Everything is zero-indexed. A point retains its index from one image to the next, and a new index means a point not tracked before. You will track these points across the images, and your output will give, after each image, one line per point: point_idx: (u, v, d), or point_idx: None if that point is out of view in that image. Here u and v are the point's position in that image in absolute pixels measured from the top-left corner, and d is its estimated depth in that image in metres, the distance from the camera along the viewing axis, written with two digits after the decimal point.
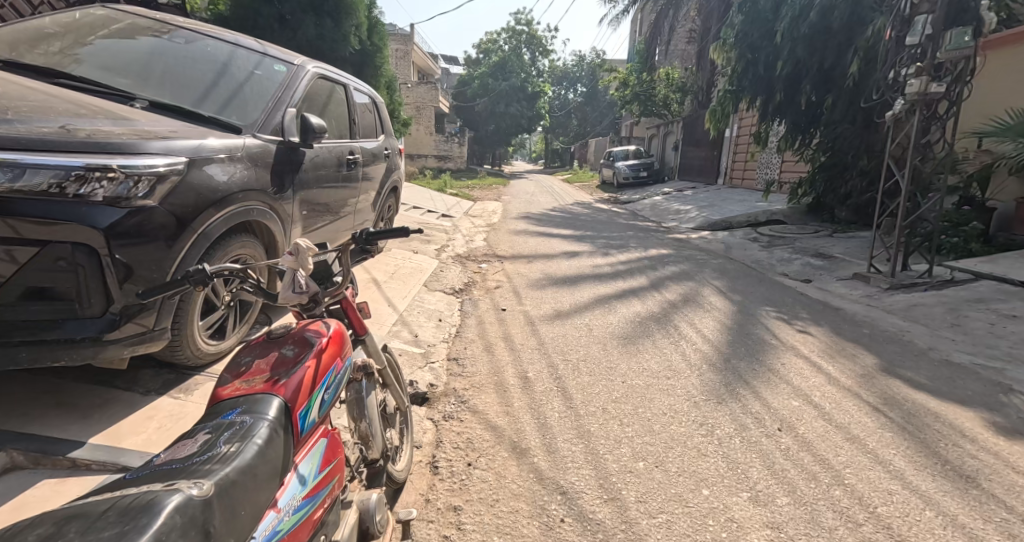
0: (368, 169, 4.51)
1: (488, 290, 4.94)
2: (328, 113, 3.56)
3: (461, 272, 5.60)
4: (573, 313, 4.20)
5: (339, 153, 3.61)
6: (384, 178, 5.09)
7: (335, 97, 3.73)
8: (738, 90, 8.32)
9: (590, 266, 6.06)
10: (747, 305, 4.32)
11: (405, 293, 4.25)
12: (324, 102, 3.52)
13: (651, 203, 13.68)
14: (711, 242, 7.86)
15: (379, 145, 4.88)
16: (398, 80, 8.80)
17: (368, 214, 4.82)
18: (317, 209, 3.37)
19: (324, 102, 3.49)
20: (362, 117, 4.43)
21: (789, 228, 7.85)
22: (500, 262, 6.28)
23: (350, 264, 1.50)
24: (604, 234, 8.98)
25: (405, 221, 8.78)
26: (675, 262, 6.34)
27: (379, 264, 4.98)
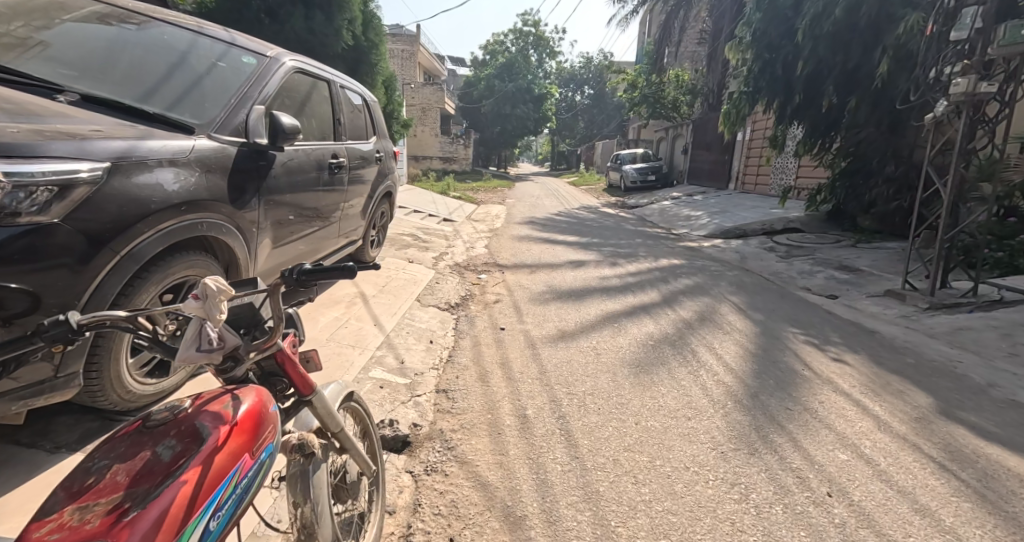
0: (357, 174, 4.16)
1: (487, 305, 4.57)
2: (308, 112, 3.20)
3: (459, 283, 5.23)
4: (579, 333, 3.83)
5: (320, 156, 3.26)
6: (377, 182, 4.74)
7: (317, 94, 3.38)
8: (754, 91, 7.93)
9: (597, 278, 5.68)
10: (771, 326, 3.92)
11: (395, 310, 3.89)
12: (304, 100, 3.17)
13: (660, 208, 13.28)
14: (725, 251, 7.45)
15: (372, 148, 4.54)
16: (396, 79, 8.45)
17: (357, 222, 4.47)
18: (295, 219, 3.02)
19: (303, 99, 3.13)
20: (351, 118, 4.07)
21: (808, 238, 7.44)
22: (501, 272, 5.92)
23: (283, 308, 1.14)
24: (611, 241, 8.59)
25: (404, 226, 8.45)
26: (688, 273, 5.94)
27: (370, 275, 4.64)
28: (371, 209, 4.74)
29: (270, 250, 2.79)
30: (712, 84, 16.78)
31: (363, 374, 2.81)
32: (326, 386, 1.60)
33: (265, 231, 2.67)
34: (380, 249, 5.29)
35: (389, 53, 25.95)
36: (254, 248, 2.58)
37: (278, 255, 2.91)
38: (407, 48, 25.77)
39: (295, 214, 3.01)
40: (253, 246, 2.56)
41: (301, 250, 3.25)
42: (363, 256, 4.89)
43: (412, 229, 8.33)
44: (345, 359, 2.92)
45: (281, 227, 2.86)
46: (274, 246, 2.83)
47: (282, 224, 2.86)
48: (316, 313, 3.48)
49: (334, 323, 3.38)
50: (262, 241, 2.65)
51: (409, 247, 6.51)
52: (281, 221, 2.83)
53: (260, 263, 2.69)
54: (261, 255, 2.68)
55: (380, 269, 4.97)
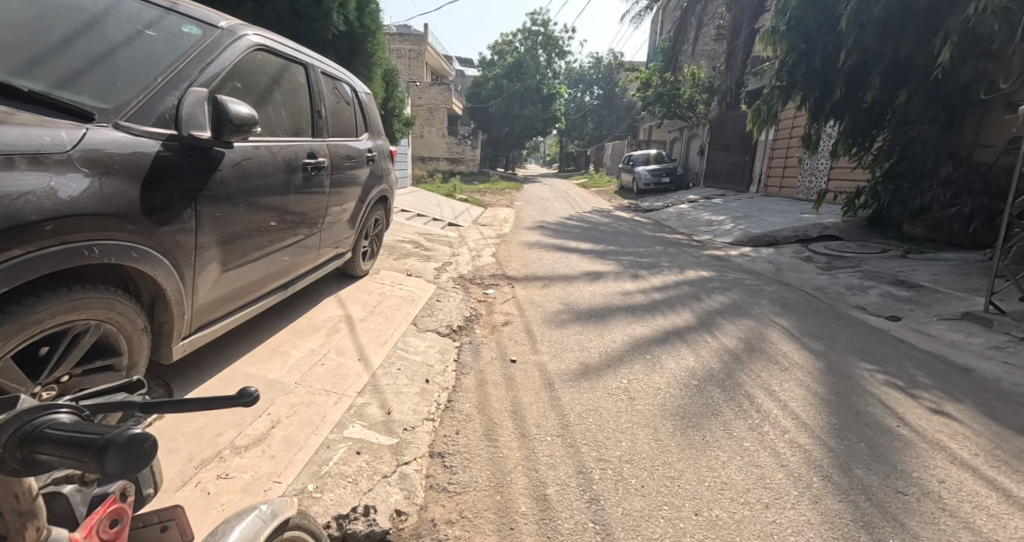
0: (348, 175, 3.59)
1: (495, 328, 3.96)
2: (273, 102, 2.57)
3: (462, 300, 4.63)
4: (605, 368, 3.21)
5: (291, 156, 2.62)
6: (370, 186, 4.13)
7: (289, 81, 2.76)
8: (788, 86, 7.29)
9: (619, 294, 5.05)
10: (837, 360, 3.27)
11: (385, 340, 3.28)
12: (268, 85, 2.53)
13: (677, 212, 12.61)
14: (756, 262, 6.80)
15: (363, 146, 3.94)
16: (396, 71, 7.83)
17: (346, 232, 3.87)
18: (274, 225, 2.54)
19: (268, 85, 2.52)
20: (336, 110, 3.45)
21: (850, 247, 6.80)
22: (511, 286, 5.30)
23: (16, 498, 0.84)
24: (629, 248, 7.94)
25: (406, 233, 7.85)
26: (720, 289, 5.29)
27: (362, 293, 4.04)
28: (364, 217, 4.18)
29: (240, 264, 2.30)
30: (730, 83, 16.09)
31: (338, 433, 2.19)
32: (234, 528, 1.03)
33: (229, 241, 2.17)
34: (374, 262, 4.69)
35: (397, 53, 25.51)
36: (210, 264, 2.06)
37: (249, 271, 2.42)
38: (415, 47, 25.29)
39: (274, 220, 2.53)
40: (209, 260, 2.05)
41: (281, 262, 2.76)
42: (353, 270, 4.29)
43: (414, 236, 7.73)
44: (316, 411, 2.29)
45: (255, 237, 2.38)
46: (245, 258, 2.33)
47: (256, 232, 2.37)
48: (289, 344, 2.87)
49: (308, 359, 2.76)
50: (226, 253, 2.16)
51: (409, 258, 5.92)
52: (255, 228, 2.35)
53: (222, 282, 2.19)
54: (224, 271, 2.19)
55: (372, 284, 4.36)
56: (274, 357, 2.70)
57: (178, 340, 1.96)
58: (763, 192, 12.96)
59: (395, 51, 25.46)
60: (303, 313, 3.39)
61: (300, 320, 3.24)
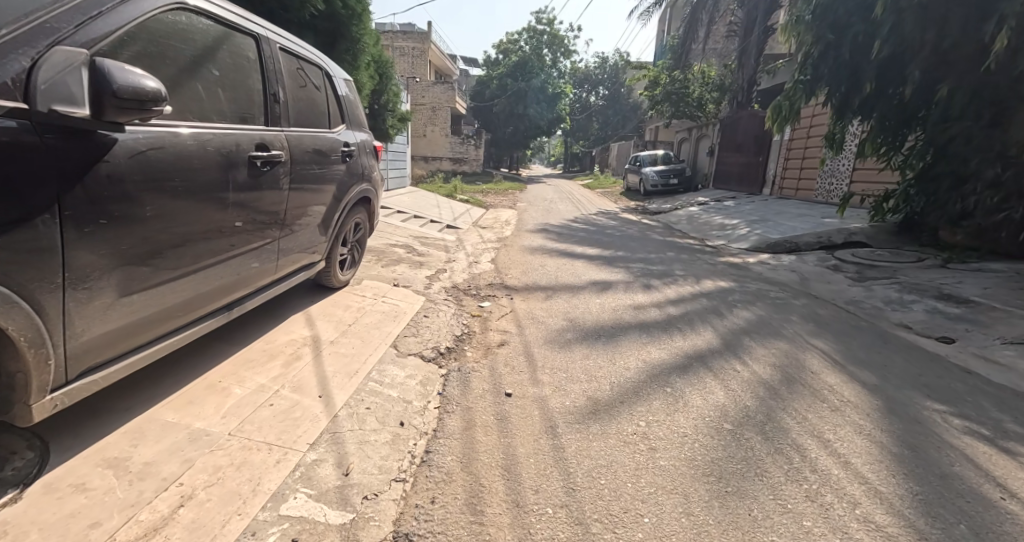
0: (319, 172, 3.10)
1: (489, 351, 3.44)
2: (201, 75, 2.06)
3: (455, 315, 4.12)
4: (618, 405, 2.69)
5: (230, 147, 2.10)
6: (347, 184, 3.61)
7: (233, 55, 2.26)
8: (812, 80, 6.79)
9: (630, 309, 4.54)
10: (895, 396, 2.73)
11: (356, 370, 2.75)
12: (194, 56, 2.02)
13: (686, 215, 12.06)
14: (778, 271, 6.28)
15: (339, 139, 3.43)
16: (385, 58, 7.29)
17: (318, 238, 3.35)
18: (239, 226, 2.26)
19: (195, 58, 2.01)
20: (302, 95, 2.93)
21: (882, 256, 6.31)
22: (510, 298, 4.79)
23: None
24: (638, 254, 7.42)
25: (399, 236, 7.35)
26: (743, 302, 4.77)
27: (338, 309, 3.53)
28: (343, 220, 3.71)
29: (196, 269, 2.01)
30: (742, 81, 15.56)
31: (271, 510, 1.66)
32: None
33: (180, 243, 1.88)
34: (356, 271, 4.19)
35: (400, 51, 25.11)
36: (149, 269, 1.77)
37: (208, 277, 2.12)
38: (418, 45, 24.84)
39: (239, 221, 2.24)
40: (150, 264, 1.76)
41: (248, 269, 2.45)
42: (331, 282, 3.79)
43: (408, 240, 7.24)
44: (248, 476, 1.76)
45: (215, 238, 2.09)
46: (202, 263, 2.04)
47: (216, 232, 2.09)
48: (235, 378, 2.35)
49: (251, 398, 2.22)
50: (176, 256, 1.87)
51: (399, 266, 5.41)
52: (215, 228, 2.07)
53: (171, 290, 1.90)
54: (173, 277, 1.89)
55: (351, 297, 3.85)
56: (212, 395, 2.18)
57: (47, 392, 1.50)
58: (776, 195, 12.39)
59: (398, 49, 25.07)
60: (261, 334, 2.87)
61: (256, 345, 2.73)
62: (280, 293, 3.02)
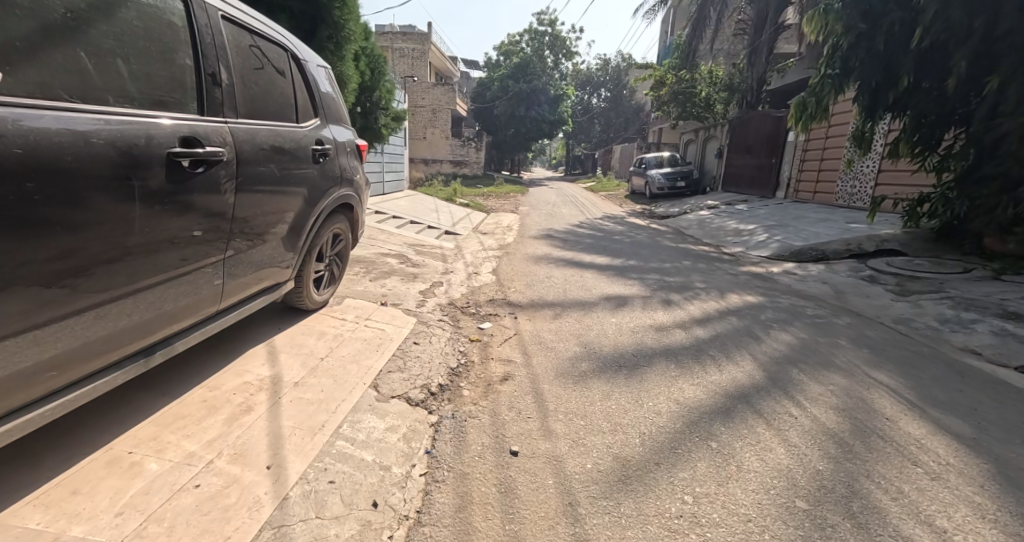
0: (285, 175, 2.58)
1: (490, 388, 2.88)
2: (82, 35, 1.62)
3: (451, 340, 3.57)
4: (654, 468, 2.13)
5: (135, 141, 1.68)
6: (325, 188, 3.08)
7: (148, 26, 1.84)
8: (843, 74, 6.31)
9: (650, 331, 4.01)
10: (1001, 454, 2.17)
11: (322, 423, 2.19)
12: (65, 11, 1.58)
13: (697, 220, 11.51)
14: (808, 284, 5.73)
15: (310, 134, 2.88)
16: (372, 50, 6.77)
17: (286, 253, 2.80)
18: (199, 236, 2.00)
19: (77, 25, 1.60)
20: (254, 80, 2.41)
21: (923, 267, 5.75)
22: (513, 318, 4.24)
23: None
24: (651, 263, 6.88)
25: (394, 245, 6.80)
26: (776, 321, 4.23)
27: (312, 338, 2.97)
28: (319, 232, 3.17)
29: (135, 288, 1.76)
30: (751, 81, 15.03)
31: None
32: None
33: (112, 258, 1.65)
34: (335, 288, 3.63)
35: (400, 52, 24.67)
36: (67, 291, 1.54)
37: (160, 295, 1.87)
38: (418, 46, 24.39)
39: (198, 228, 1.98)
40: (69, 284, 1.54)
41: (214, 285, 2.17)
42: (304, 303, 3.24)
43: (403, 249, 6.70)
44: None
45: (166, 251, 1.85)
46: (146, 281, 1.79)
47: (166, 243, 1.84)
48: (155, 446, 1.79)
49: (168, 477, 1.68)
50: (109, 273, 1.65)
51: (389, 281, 4.87)
52: (167, 238, 1.83)
53: (104, 314, 1.66)
54: (104, 299, 1.66)
55: (330, 322, 3.30)
56: (115, 478, 1.63)
57: None
58: (791, 199, 11.83)
59: (399, 50, 24.62)
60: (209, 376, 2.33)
61: (198, 393, 2.18)
62: (244, 316, 2.56)
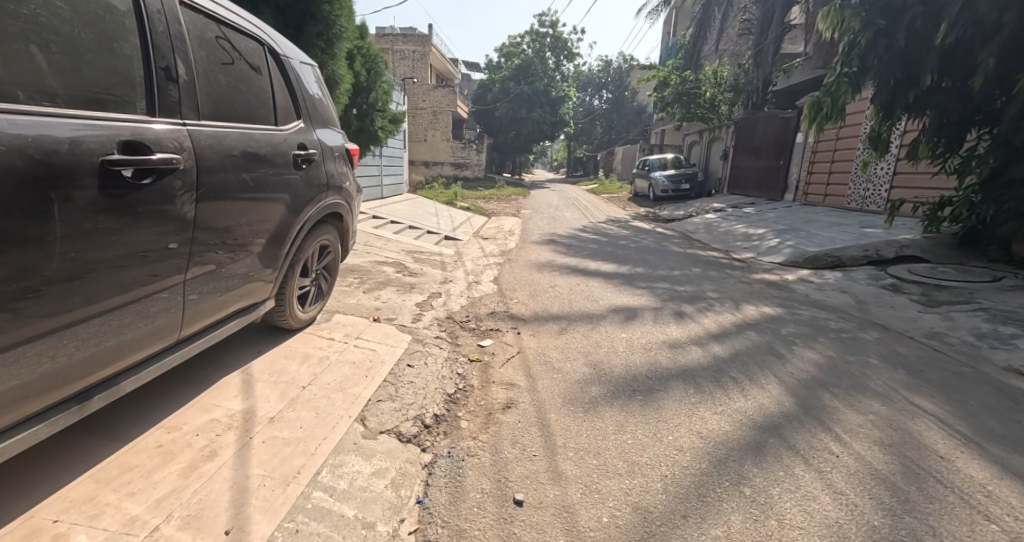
0: (264, 182, 2.31)
1: (491, 419, 2.61)
2: None
3: (449, 361, 3.29)
4: (681, 523, 1.85)
5: (53, 147, 1.42)
6: (311, 198, 2.81)
7: (77, 11, 1.58)
8: (861, 72, 6.04)
9: (662, 348, 3.73)
10: None
11: (298, 469, 1.89)
12: None
13: (703, 223, 11.22)
14: (827, 294, 5.43)
15: (291, 138, 2.60)
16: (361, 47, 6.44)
17: (265, 270, 2.52)
18: (175, 249, 1.83)
19: None
20: (222, 77, 2.15)
21: (950, 276, 5.45)
22: (516, 333, 3.96)
23: None
24: (660, 271, 6.59)
25: (391, 252, 6.53)
26: (798, 336, 3.95)
27: (294, 362, 2.69)
28: (303, 245, 2.90)
29: (96, 311, 1.58)
30: (757, 81, 14.73)
31: None
32: None
33: (69, 277, 1.48)
34: (323, 304, 3.35)
35: (401, 54, 24.46)
36: (13, 316, 1.36)
37: (127, 317, 1.69)
38: (419, 48, 24.14)
39: (173, 242, 1.81)
40: (13, 308, 1.36)
41: (193, 302, 1.99)
42: (287, 322, 2.96)
43: (400, 256, 6.42)
44: None
45: (136, 267, 1.68)
46: (110, 302, 1.62)
47: (134, 258, 1.67)
48: (88, 511, 1.53)
49: None
50: (64, 294, 1.48)
51: (384, 293, 4.58)
52: (136, 253, 1.67)
53: (55, 342, 1.48)
54: (60, 323, 1.48)
55: (317, 342, 3.01)
56: None
57: None
58: (800, 202, 11.53)
59: (399, 52, 24.40)
60: (169, 413, 2.05)
61: (155, 436, 1.91)
62: (225, 336, 2.32)
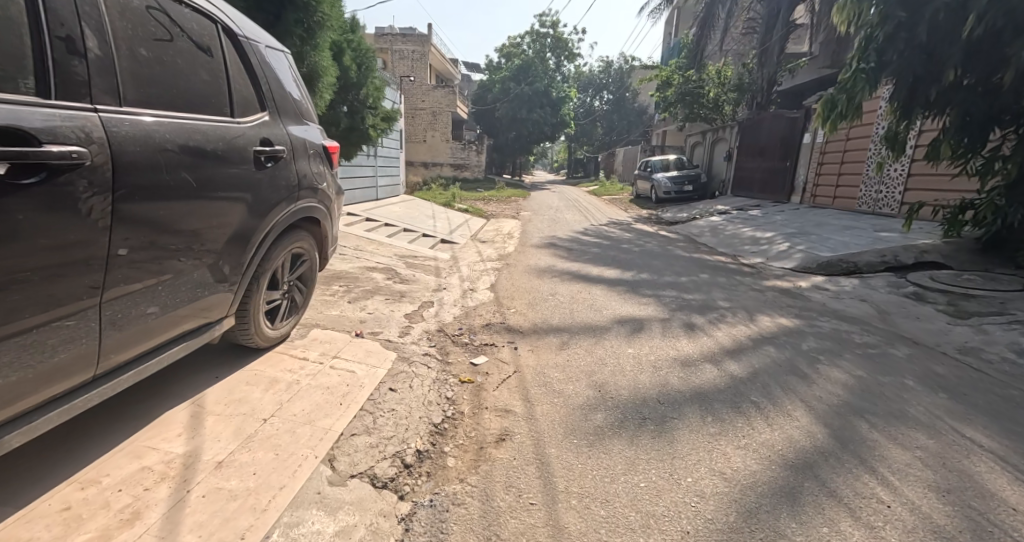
0: (213, 181, 2.03)
1: (482, 455, 2.27)
2: None
3: (437, 382, 2.95)
4: None
5: None
6: (274, 207, 2.47)
7: None
8: (879, 68, 5.72)
9: (673, 367, 3.40)
10: None
11: (241, 533, 1.57)
12: None
13: (709, 226, 10.87)
14: (846, 304, 5.10)
15: (251, 131, 2.27)
16: (345, 38, 6.11)
17: (222, 284, 2.20)
18: (125, 256, 1.70)
19: None
20: (157, 60, 1.91)
21: (977, 284, 5.12)
22: (513, 349, 3.63)
23: None
24: (666, 277, 6.25)
25: (382, 257, 6.18)
26: (820, 351, 3.61)
27: (255, 388, 2.35)
28: (271, 254, 2.57)
29: (29, 326, 1.45)
30: (762, 81, 14.37)
31: None
32: None
33: None
34: (298, 317, 3.04)
35: (400, 54, 24.17)
36: None
37: (29, 346, 1.45)
38: (418, 48, 23.84)
39: (123, 247, 1.68)
40: None
41: (150, 318, 1.85)
42: (255, 341, 2.62)
43: (393, 261, 6.08)
44: None
45: (80, 276, 1.55)
46: (25, 321, 1.43)
47: (75, 266, 1.53)
48: None
49: None
50: None
51: (371, 304, 4.24)
52: (80, 260, 1.54)
53: None
54: None
55: (286, 364, 2.67)
56: None
57: None
58: (808, 204, 11.17)
59: (398, 51, 24.12)
60: (84, 466, 1.72)
61: (63, 494, 1.60)
62: (178, 356, 2.04)
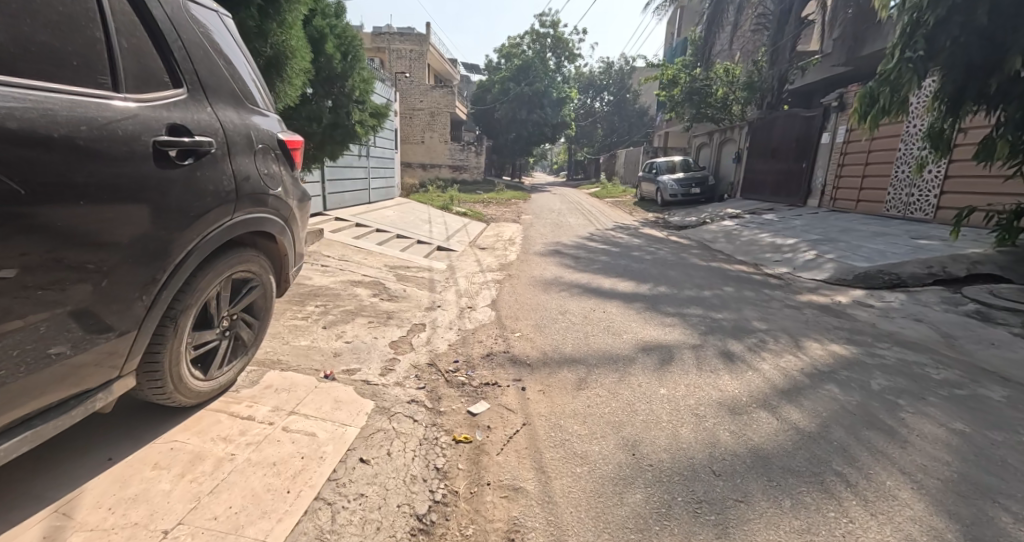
0: (77, 187, 1.44)
1: None
2: None
3: (425, 445, 2.28)
4: None
5: None
6: (194, 225, 1.82)
7: None
8: (928, 56, 5.06)
9: (718, 413, 2.73)
10: None
11: None
12: None
13: (723, 231, 10.19)
14: (901, 325, 4.43)
15: (127, 112, 1.62)
16: (319, 19, 5.44)
17: (116, 326, 1.61)
18: (14, 280, 1.34)
19: None
20: None
21: None
22: (520, 389, 2.96)
23: None
24: (687, 291, 5.58)
25: (369, 269, 5.50)
26: (895, 392, 2.96)
27: (163, 473, 1.72)
28: (195, 284, 1.91)
29: None
30: (773, 80, 13.65)
31: None
32: None
33: None
34: (251, 352, 2.39)
35: (398, 53, 23.61)
36: None
37: None
38: (416, 47, 23.21)
39: (9, 268, 1.32)
40: None
41: None
42: (176, 401, 1.96)
43: (380, 274, 5.39)
44: None
45: None
46: None
47: None
48: None
49: None
50: None
51: (349, 331, 3.56)
52: None
53: None
54: None
55: (218, 431, 1.99)
56: None
57: None
58: (828, 208, 10.51)
59: (396, 51, 23.55)
60: None
61: None
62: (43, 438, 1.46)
